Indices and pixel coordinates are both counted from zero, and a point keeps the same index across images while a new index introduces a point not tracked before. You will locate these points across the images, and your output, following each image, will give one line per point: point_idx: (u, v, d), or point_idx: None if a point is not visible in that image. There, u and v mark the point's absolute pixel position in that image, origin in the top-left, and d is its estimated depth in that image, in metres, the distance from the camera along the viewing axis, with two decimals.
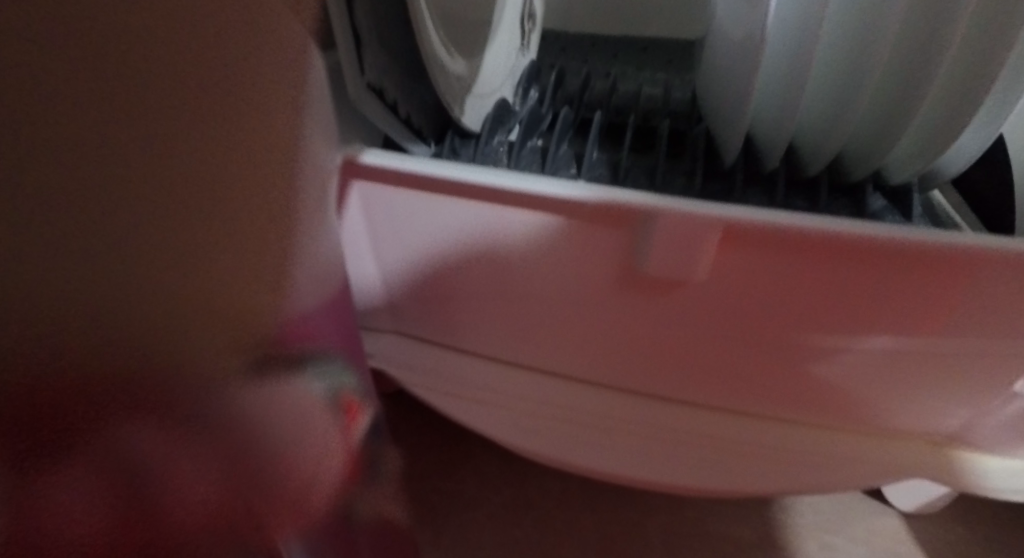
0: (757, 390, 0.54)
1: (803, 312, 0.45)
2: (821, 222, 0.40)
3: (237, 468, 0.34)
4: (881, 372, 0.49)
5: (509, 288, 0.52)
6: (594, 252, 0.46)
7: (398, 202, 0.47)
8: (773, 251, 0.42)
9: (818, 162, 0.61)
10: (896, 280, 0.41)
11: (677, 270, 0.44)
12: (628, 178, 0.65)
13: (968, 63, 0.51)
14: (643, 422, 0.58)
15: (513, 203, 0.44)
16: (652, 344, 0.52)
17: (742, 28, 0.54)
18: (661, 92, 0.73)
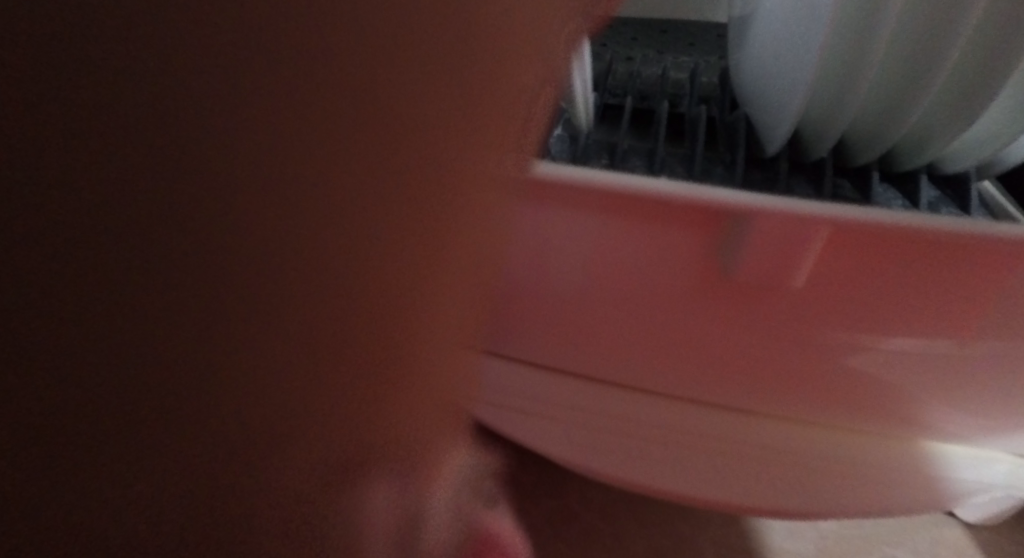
0: (818, 398, 0.50)
1: (883, 318, 0.41)
2: (913, 218, 0.34)
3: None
4: (957, 380, 0.45)
5: (552, 294, 0.47)
6: (652, 253, 0.41)
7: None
8: (849, 255, 0.36)
9: (874, 150, 0.57)
10: (978, 290, 0.37)
11: (747, 275, 0.40)
12: (665, 169, 0.60)
13: None
14: (687, 428, 0.56)
15: (573, 205, 0.38)
16: (706, 352, 0.48)
17: (802, 23, 0.52)
18: (688, 77, 0.68)
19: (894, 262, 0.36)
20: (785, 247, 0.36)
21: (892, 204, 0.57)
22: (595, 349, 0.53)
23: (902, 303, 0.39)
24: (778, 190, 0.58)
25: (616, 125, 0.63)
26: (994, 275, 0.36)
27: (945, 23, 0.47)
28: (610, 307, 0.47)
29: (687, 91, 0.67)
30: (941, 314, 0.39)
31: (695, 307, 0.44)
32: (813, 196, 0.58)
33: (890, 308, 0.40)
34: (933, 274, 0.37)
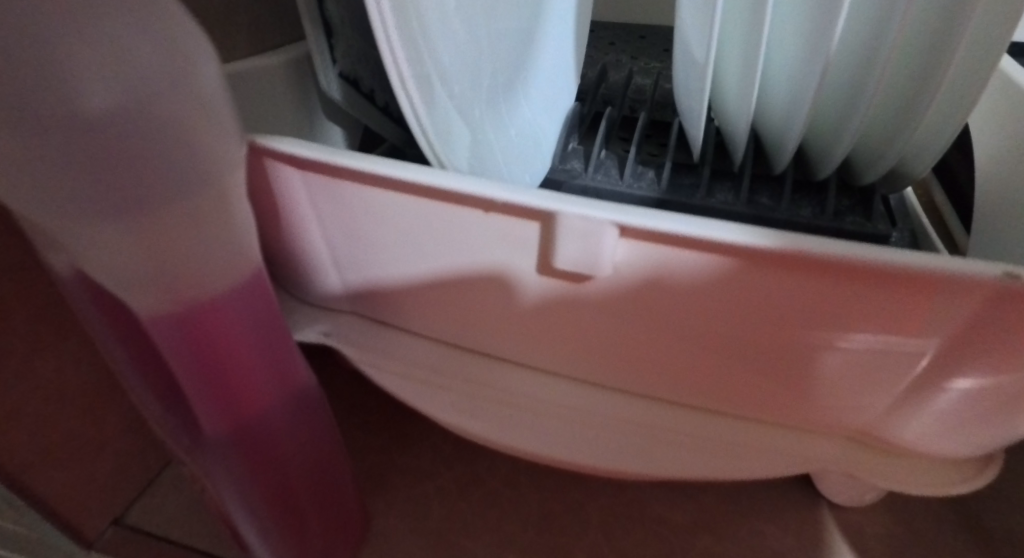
0: (779, 407, 0.42)
1: (855, 313, 0.34)
2: (824, 242, 0.32)
3: (247, 453, 0.38)
4: (880, 380, 0.38)
5: (479, 291, 0.42)
6: (521, 240, 0.37)
7: (315, 195, 0.40)
8: (698, 249, 0.34)
9: (781, 154, 0.55)
10: (869, 271, 0.32)
11: (580, 263, 0.36)
12: (599, 171, 0.59)
13: (914, 71, 0.48)
14: (639, 429, 0.45)
15: (482, 208, 0.36)
16: (643, 343, 0.41)
17: (689, 42, 0.50)
18: (651, 84, 0.67)
19: (880, 265, 0.32)
20: (586, 238, 0.35)
21: (803, 211, 0.57)
22: (485, 333, 0.45)
23: (878, 306, 0.34)
24: (698, 197, 0.57)
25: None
26: (923, 262, 0.31)
27: (800, 73, 0.48)
28: (519, 279, 0.40)
29: (647, 97, 0.66)
30: (868, 312, 0.34)
31: (620, 282, 0.37)
32: (731, 201, 0.58)
33: (813, 310, 0.35)
34: (849, 261, 0.32)
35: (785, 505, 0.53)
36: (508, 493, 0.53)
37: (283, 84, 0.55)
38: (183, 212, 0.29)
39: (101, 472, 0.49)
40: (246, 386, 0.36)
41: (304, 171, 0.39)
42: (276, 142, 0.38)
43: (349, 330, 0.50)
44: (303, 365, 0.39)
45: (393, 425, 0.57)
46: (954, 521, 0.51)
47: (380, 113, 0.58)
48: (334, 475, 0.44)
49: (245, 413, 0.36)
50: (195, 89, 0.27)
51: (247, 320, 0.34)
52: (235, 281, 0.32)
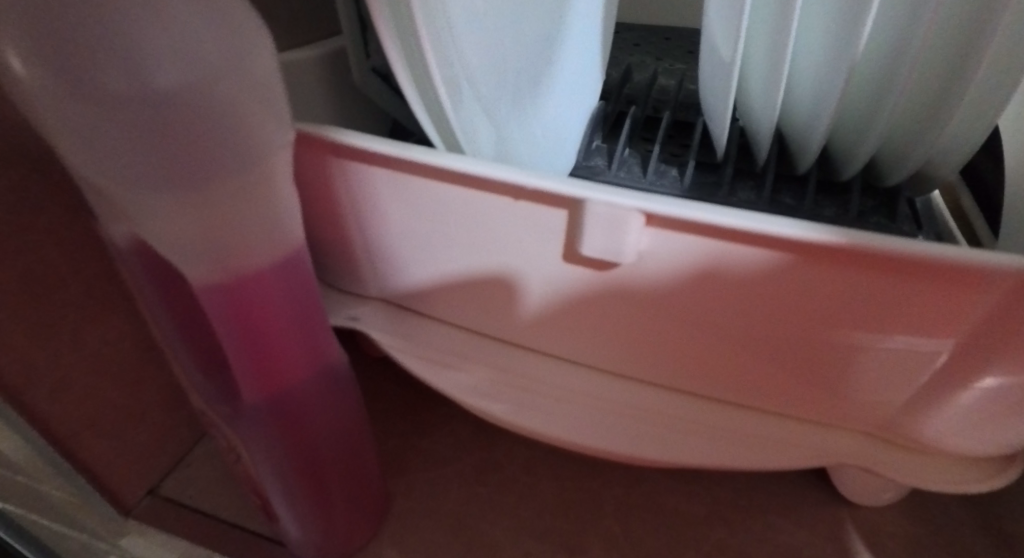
0: (798, 400, 0.43)
1: (877, 306, 0.35)
2: (846, 234, 0.33)
3: (280, 426, 0.39)
4: (899, 374, 0.39)
5: (507, 279, 0.43)
6: (548, 227, 0.39)
7: (350, 183, 0.42)
8: (722, 238, 0.35)
9: (805, 154, 0.56)
10: (891, 262, 0.33)
11: (604, 251, 0.37)
12: (623, 168, 0.60)
13: (941, 73, 0.49)
14: (660, 418, 0.46)
15: (513, 195, 0.38)
16: (665, 333, 0.42)
17: (716, 41, 0.51)
18: (676, 84, 0.68)
19: (902, 258, 0.32)
20: (610, 226, 0.36)
21: (826, 211, 0.58)
22: (509, 320, 0.46)
23: (900, 299, 0.34)
24: (721, 195, 0.58)
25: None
26: (946, 254, 0.32)
27: (826, 70, 0.49)
28: (545, 266, 0.41)
29: (672, 97, 0.67)
30: (890, 303, 0.35)
31: (644, 270, 0.38)
32: (754, 200, 0.59)
33: (834, 302, 0.36)
34: (871, 253, 0.33)
35: (801, 501, 0.53)
36: (526, 480, 0.54)
37: (318, 76, 0.56)
38: (232, 189, 0.30)
39: (139, 442, 0.51)
40: (283, 358, 0.37)
41: (340, 158, 0.41)
42: (315, 128, 0.40)
43: (376, 315, 0.51)
44: (336, 343, 0.40)
45: (416, 410, 0.58)
46: (971, 523, 0.51)
47: (408, 107, 0.60)
48: (360, 454, 0.46)
49: (281, 384, 0.38)
50: (248, 73, 0.29)
51: (287, 297, 0.35)
52: (277, 258, 0.34)
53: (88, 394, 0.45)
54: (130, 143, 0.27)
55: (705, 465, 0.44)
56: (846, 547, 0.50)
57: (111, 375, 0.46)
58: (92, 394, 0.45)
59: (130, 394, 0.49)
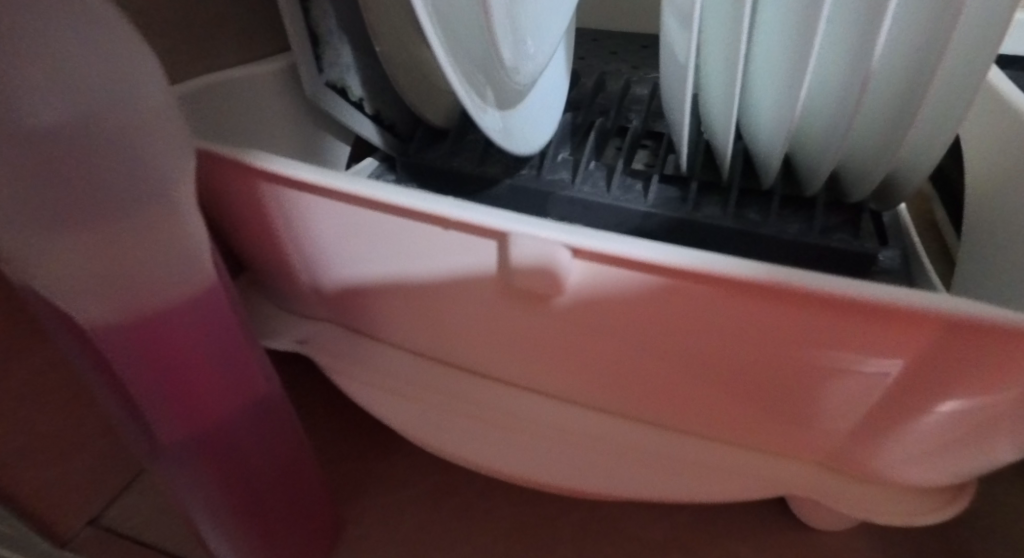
0: (746, 430, 0.42)
1: (818, 339, 0.33)
2: (791, 272, 0.31)
3: (208, 456, 0.39)
4: (844, 410, 0.38)
5: (448, 306, 0.42)
6: (478, 254, 0.37)
7: (283, 206, 0.41)
8: (661, 273, 0.33)
9: (766, 171, 0.55)
10: (832, 302, 0.31)
11: (535, 282, 0.36)
12: (587, 181, 0.57)
13: (891, 93, 0.48)
14: (608, 446, 0.45)
15: (444, 227, 0.36)
16: (609, 364, 0.41)
17: (673, 51, 0.49)
18: (649, 92, 0.65)
19: (845, 303, 0.31)
20: (537, 258, 0.35)
21: (791, 226, 0.55)
22: (456, 344, 0.45)
23: (845, 338, 0.33)
24: (683, 211, 0.55)
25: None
26: (892, 297, 0.30)
27: (781, 87, 0.48)
28: (481, 292, 0.39)
29: (644, 106, 0.63)
30: (834, 343, 0.33)
31: (585, 297, 0.36)
32: (718, 216, 0.55)
33: (781, 339, 0.34)
34: (810, 296, 0.31)
35: (761, 525, 0.53)
36: (481, 506, 0.53)
37: (269, 92, 0.55)
38: (129, 225, 0.30)
39: (78, 470, 0.50)
40: (199, 396, 0.36)
41: (273, 184, 0.39)
42: (240, 153, 0.39)
43: (323, 338, 0.50)
44: (262, 375, 0.40)
45: (373, 432, 0.57)
46: (933, 553, 0.51)
47: (368, 120, 0.59)
48: (301, 479, 0.45)
49: (199, 422, 0.37)
50: (143, 104, 0.28)
51: (200, 330, 0.34)
52: (185, 295, 0.33)
53: (17, 427, 0.44)
54: (14, 180, 0.26)
55: (652, 495, 0.44)
56: None
57: (44, 405, 0.46)
58: (21, 427, 0.44)
59: (68, 424, 0.48)
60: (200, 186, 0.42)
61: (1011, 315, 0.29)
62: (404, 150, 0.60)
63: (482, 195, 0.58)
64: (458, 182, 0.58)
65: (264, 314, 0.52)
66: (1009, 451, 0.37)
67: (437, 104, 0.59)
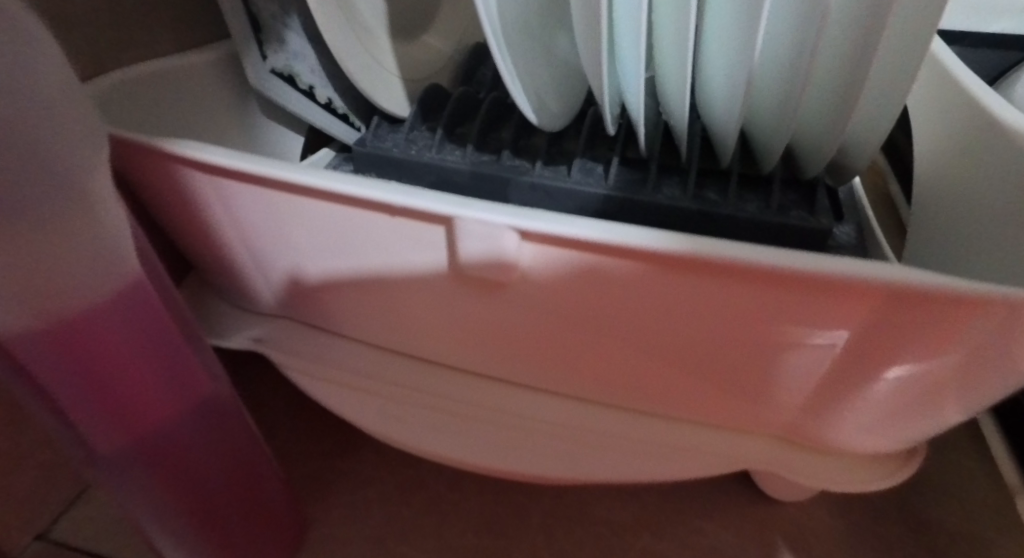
0: (707, 409, 0.42)
1: (773, 314, 0.33)
2: (747, 250, 0.30)
3: (151, 461, 0.37)
4: (801, 383, 0.38)
5: (404, 297, 0.41)
6: (429, 242, 0.36)
7: (224, 197, 0.39)
8: (619, 256, 0.32)
9: (723, 149, 0.55)
10: (787, 278, 0.30)
11: (486, 266, 0.35)
12: (548, 166, 0.56)
13: (835, 68, 0.48)
14: (570, 431, 0.44)
15: (391, 215, 0.35)
16: (567, 349, 0.40)
17: (623, 29, 0.48)
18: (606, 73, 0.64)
19: (800, 278, 0.30)
20: (487, 243, 0.34)
21: (748, 205, 0.55)
22: (413, 334, 0.44)
23: (802, 312, 0.33)
24: (643, 193, 0.54)
25: (471, 119, 0.60)
26: (847, 270, 0.29)
27: (731, 64, 0.48)
28: (435, 280, 0.38)
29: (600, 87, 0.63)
30: (794, 318, 0.33)
31: (539, 282, 0.36)
32: (679, 196, 0.55)
33: (744, 315, 0.34)
34: (763, 272, 0.31)
35: (726, 500, 0.53)
36: (449, 497, 0.52)
37: (204, 82, 0.53)
38: (47, 229, 0.27)
39: (21, 485, 0.48)
40: (137, 401, 0.35)
41: (211, 175, 0.38)
42: (171, 144, 0.37)
43: (277, 335, 0.49)
44: (204, 375, 0.38)
45: (335, 430, 0.56)
46: (893, 517, 0.52)
47: (321, 108, 0.57)
48: (254, 475, 0.44)
49: (139, 429, 0.36)
50: (51, 97, 0.26)
51: (131, 330, 0.33)
52: (112, 294, 0.31)
53: None
54: None
55: (617, 480, 0.43)
56: (771, 548, 0.50)
57: None
58: None
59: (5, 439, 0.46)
60: (115, 169, 0.40)
61: (966, 285, 0.29)
62: (360, 141, 0.58)
63: (438, 183, 0.57)
64: (414, 170, 0.57)
65: (214, 312, 0.51)
66: (961, 412, 0.38)
67: (395, 95, 0.59)
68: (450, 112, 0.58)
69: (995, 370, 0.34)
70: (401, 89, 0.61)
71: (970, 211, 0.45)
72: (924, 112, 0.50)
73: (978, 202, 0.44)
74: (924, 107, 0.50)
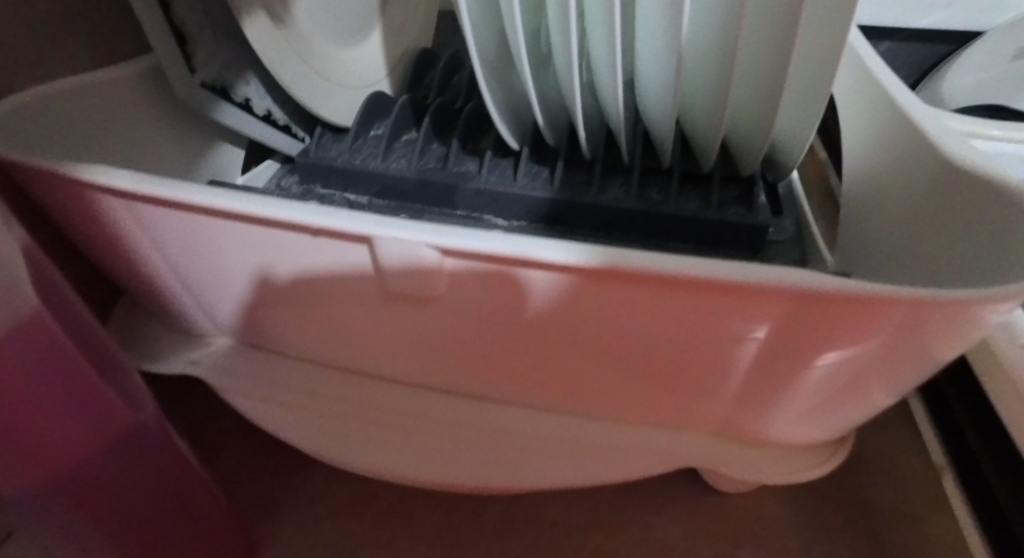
0: (646, 410, 0.43)
1: (700, 318, 0.34)
2: (669, 261, 0.31)
3: (71, 491, 0.37)
4: (733, 382, 0.39)
5: (340, 315, 0.41)
6: (358, 261, 0.36)
7: (145, 223, 0.38)
8: (545, 267, 0.33)
9: (663, 148, 0.55)
10: (711, 286, 0.31)
11: (415, 282, 0.35)
12: (494, 172, 0.56)
13: (759, 66, 0.49)
14: (515, 438, 0.45)
15: (317, 236, 0.35)
16: (504, 359, 0.41)
17: (554, 33, 0.49)
18: None
19: (721, 287, 0.31)
20: (413, 260, 0.34)
21: (689, 203, 0.56)
22: (352, 349, 0.44)
23: (726, 315, 0.34)
24: (589, 196, 0.55)
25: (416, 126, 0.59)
26: (766, 277, 0.30)
27: (660, 67, 0.49)
28: (369, 297, 0.38)
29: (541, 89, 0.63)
30: (725, 319, 0.34)
31: (470, 295, 0.36)
32: (622, 197, 0.55)
33: (675, 320, 0.34)
34: (682, 281, 0.31)
35: (675, 495, 0.54)
36: (402, 509, 0.52)
37: (131, 97, 0.51)
38: None
39: None
40: (45, 435, 0.34)
41: (130, 202, 0.37)
42: (86, 171, 0.36)
43: (216, 355, 0.48)
44: (123, 403, 0.37)
45: (283, 448, 0.56)
46: (834, 503, 0.53)
47: (259, 120, 0.56)
48: (186, 496, 0.44)
49: (53, 462, 0.35)
50: None
51: (34, 367, 0.32)
52: (7, 329, 0.30)
53: None
54: None
55: (562, 484, 0.44)
56: (719, 540, 0.52)
57: None
58: None
59: None
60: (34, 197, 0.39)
61: (874, 285, 0.30)
62: (304, 152, 0.58)
63: (385, 192, 0.56)
64: (360, 178, 0.56)
65: (150, 336, 0.50)
66: (890, 396, 0.39)
67: (338, 104, 0.60)
68: (392, 120, 0.58)
69: (916, 357, 0.35)
70: (341, 94, 0.60)
71: (887, 203, 0.47)
72: (847, 108, 0.51)
73: (893, 197, 0.46)
74: (847, 104, 0.52)
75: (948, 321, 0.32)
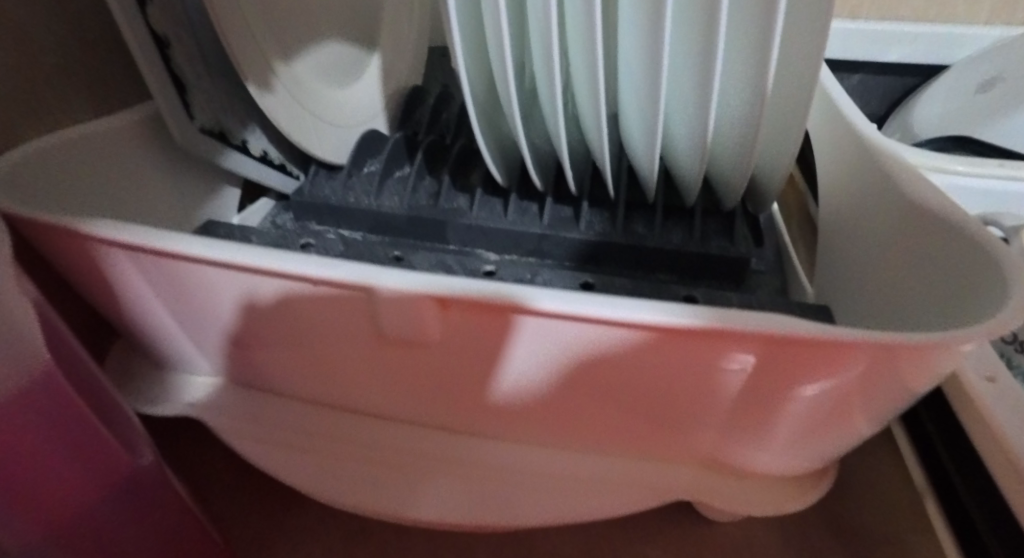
0: (633, 443, 0.44)
1: (683, 357, 0.36)
2: (649, 308, 0.33)
3: (71, 537, 0.38)
4: (717, 416, 0.41)
5: (337, 357, 0.42)
6: (355, 308, 0.38)
7: (147, 272, 0.40)
8: (534, 313, 0.34)
9: (647, 184, 0.58)
10: (691, 330, 0.33)
11: (411, 325, 0.37)
12: (484, 209, 0.58)
13: (736, 109, 0.52)
14: (508, 474, 0.46)
15: (316, 284, 0.36)
16: (496, 397, 0.42)
17: (541, 81, 0.51)
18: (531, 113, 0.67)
19: (700, 331, 0.33)
20: (408, 307, 0.36)
21: (673, 237, 0.58)
22: (348, 390, 0.45)
23: (705, 356, 0.35)
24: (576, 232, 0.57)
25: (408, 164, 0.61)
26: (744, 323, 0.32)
27: (642, 110, 0.51)
28: (366, 341, 0.40)
29: None
30: (707, 357, 0.35)
31: (463, 338, 0.38)
32: (609, 231, 0.57)
33: (658, 360, 0.36)
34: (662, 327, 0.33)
35: (664, 526, 0.55)
36: (396, 545, 0.53)
37: (130, 144, 0.53)
38: None
39: None
40: (46, 484, 0.35)
41: (132, 253, 0.38)
42: (90, 225, 0.37)
43: (214, 397, 0.49)
44: (121, 448, 0.38)
45: (277, 486, 0.56)
46: (818, 529, 0.55)
47: (256, 162, 0.58)
48: (180, 533, 0.45)
49: (53, 510, 0.36)
50: None
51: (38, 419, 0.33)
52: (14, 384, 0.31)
53: None
54: None
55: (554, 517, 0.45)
56: None
57: None
58: None
59: None
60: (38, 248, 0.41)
61: (841, 330, 0.32)
62: (299, 190, 0.60)
63: (378, 229, 0.58)
64: (354, 217, 0.58)
65: (147, 378, 0.51)
66: (869, 424, 0.41)
67: (332, 145, 0.62)
68: (384, 161, 0.60)
69: (890, 388, 0.37)
70: (335, 136, 0.62)
71: (858, 240, 0.49)
72: (821, 147, 0.54)
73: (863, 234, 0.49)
74: (821, 142, 0.54)
75: (916, 357, 0.34)
